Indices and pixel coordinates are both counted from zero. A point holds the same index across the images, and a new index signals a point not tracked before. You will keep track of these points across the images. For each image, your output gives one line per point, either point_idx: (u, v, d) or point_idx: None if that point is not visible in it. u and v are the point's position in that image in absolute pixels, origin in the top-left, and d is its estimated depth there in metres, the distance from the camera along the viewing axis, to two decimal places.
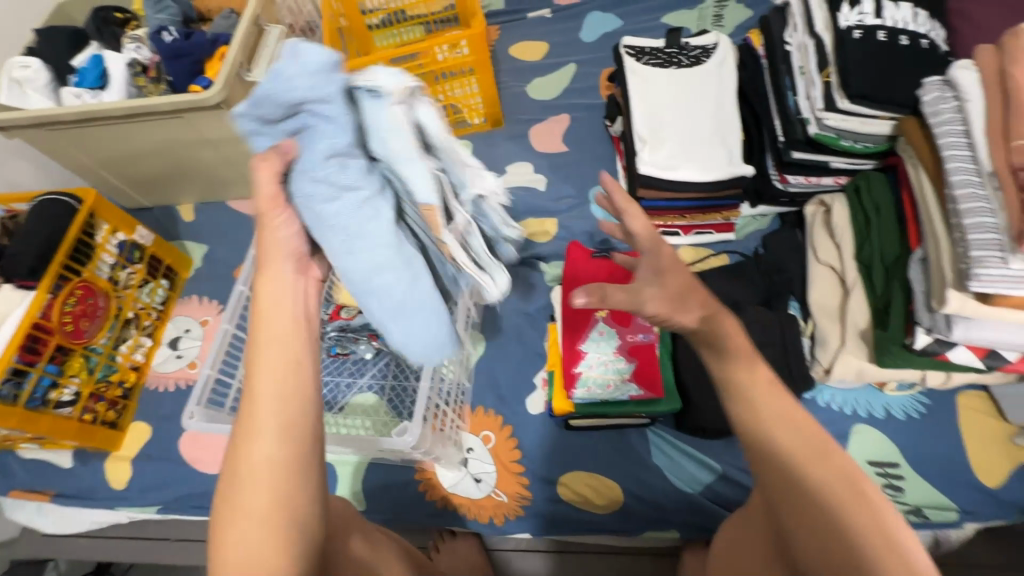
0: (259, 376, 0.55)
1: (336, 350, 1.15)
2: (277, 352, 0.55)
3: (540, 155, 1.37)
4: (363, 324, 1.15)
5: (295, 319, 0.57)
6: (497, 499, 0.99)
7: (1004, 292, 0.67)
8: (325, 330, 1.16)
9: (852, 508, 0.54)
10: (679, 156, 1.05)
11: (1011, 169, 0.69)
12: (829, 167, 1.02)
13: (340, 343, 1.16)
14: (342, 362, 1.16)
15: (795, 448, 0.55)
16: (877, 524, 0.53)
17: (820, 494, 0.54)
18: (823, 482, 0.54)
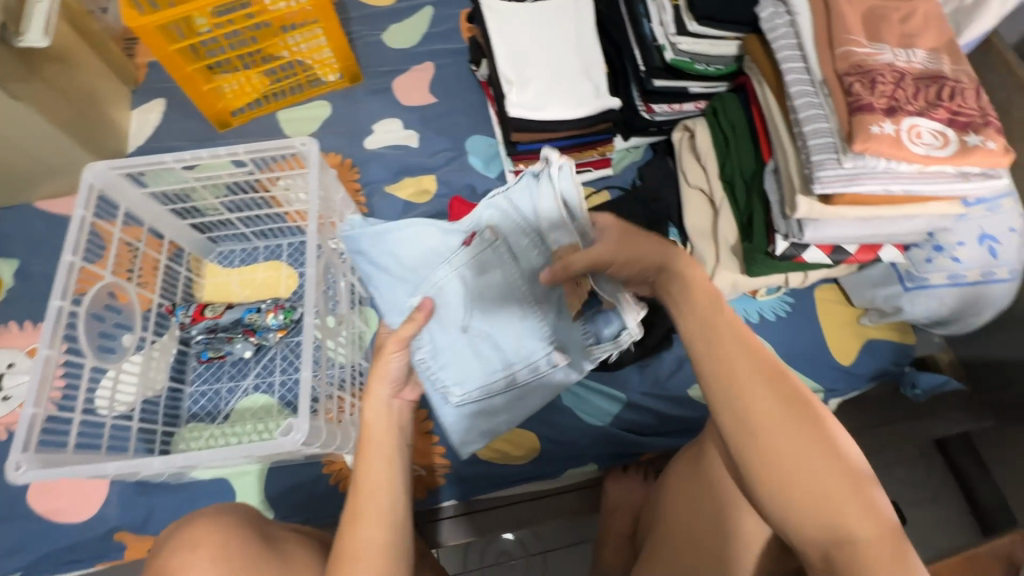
0: (371, 467, 0.65)
1: (209, 355, 1.01)
2: (386, 433, 0.68)
3: (408, 109, 1.27)
4: (234, 320, 1.02)
5: (399, 427, 0.70)
6: (416, 473, 0.96)
7: (842, 191, 0.73)
8: (190, 335, 1.02)
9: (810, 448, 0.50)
10: (547, 94, 1.02)
11: (838, 75, 0.75)
12: (688, 92, 1.05)
13: (210, 345, 1.02)
14: (218, 366, 1.03)
15: (756, 388, 0.52)
16: (834, 449, 0.50)
17: (781, 431, 0.50)
18: (777, 418, 0.51)
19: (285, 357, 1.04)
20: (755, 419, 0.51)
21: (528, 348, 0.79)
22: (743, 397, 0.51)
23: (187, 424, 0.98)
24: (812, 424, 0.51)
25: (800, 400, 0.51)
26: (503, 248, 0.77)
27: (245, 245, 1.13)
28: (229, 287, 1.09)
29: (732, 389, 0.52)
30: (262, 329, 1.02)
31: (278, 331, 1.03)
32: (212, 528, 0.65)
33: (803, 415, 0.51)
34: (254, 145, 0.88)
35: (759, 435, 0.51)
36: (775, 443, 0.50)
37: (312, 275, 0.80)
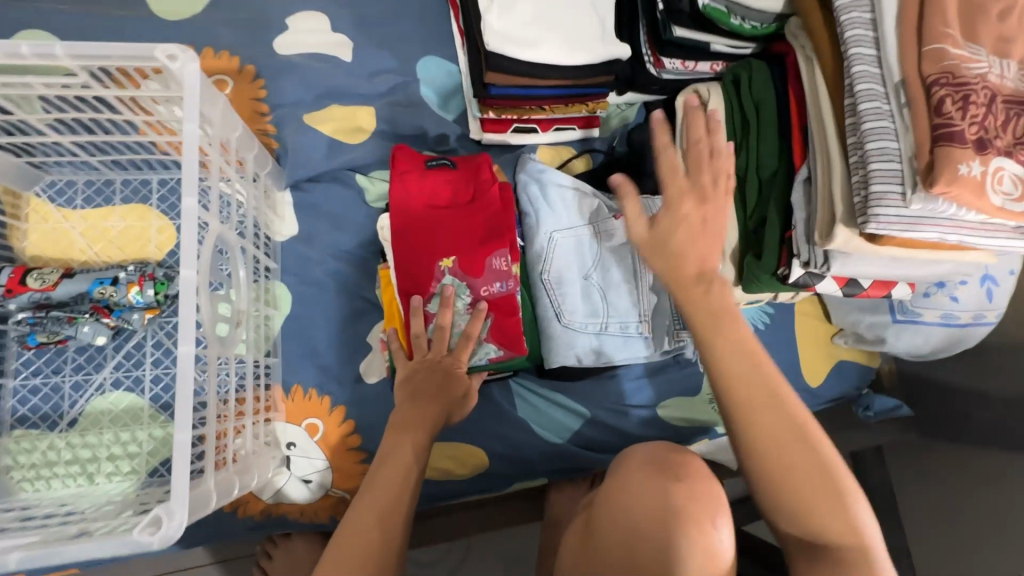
0: (354, 532, 0.62)
1: (38, 340, 0.73)
2: (388, 484, 0.67)
3: (338, 1, 0.93)
4: (74, 295, 0.72)
5: (403, 492, 0.67)
6: (337, 496, 0.80)
7: (895, 235, 0.60)
8: (6, 310, 0.71)
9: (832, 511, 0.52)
10: (540, 24, 0.77)
11: (923, 82, 0.59)
12: (709, 50, 0.83)
13: (40, 326, 0.73)
14: (57, 352, 0.75)
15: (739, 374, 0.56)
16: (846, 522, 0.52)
17: (791, 462, 0.53)
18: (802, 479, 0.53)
19: (157, 343, 0.77)
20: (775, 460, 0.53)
21: (623, 314, 0.82)
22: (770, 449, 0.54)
23: (12, 430, 0.73)
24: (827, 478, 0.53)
25: (816, 449, 0.54)
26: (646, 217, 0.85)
27: (92, 176, 0.80)
28: (69, 240, 0.78)
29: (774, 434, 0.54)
30: (120, 308, 0.74)
31: (145, 311, 0.75)
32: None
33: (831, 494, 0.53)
34: (88, 49, 0.54)
35: (794, 487, 0.53)
36: (783, 480, 0.53)
37: (193, 278, 0.53)
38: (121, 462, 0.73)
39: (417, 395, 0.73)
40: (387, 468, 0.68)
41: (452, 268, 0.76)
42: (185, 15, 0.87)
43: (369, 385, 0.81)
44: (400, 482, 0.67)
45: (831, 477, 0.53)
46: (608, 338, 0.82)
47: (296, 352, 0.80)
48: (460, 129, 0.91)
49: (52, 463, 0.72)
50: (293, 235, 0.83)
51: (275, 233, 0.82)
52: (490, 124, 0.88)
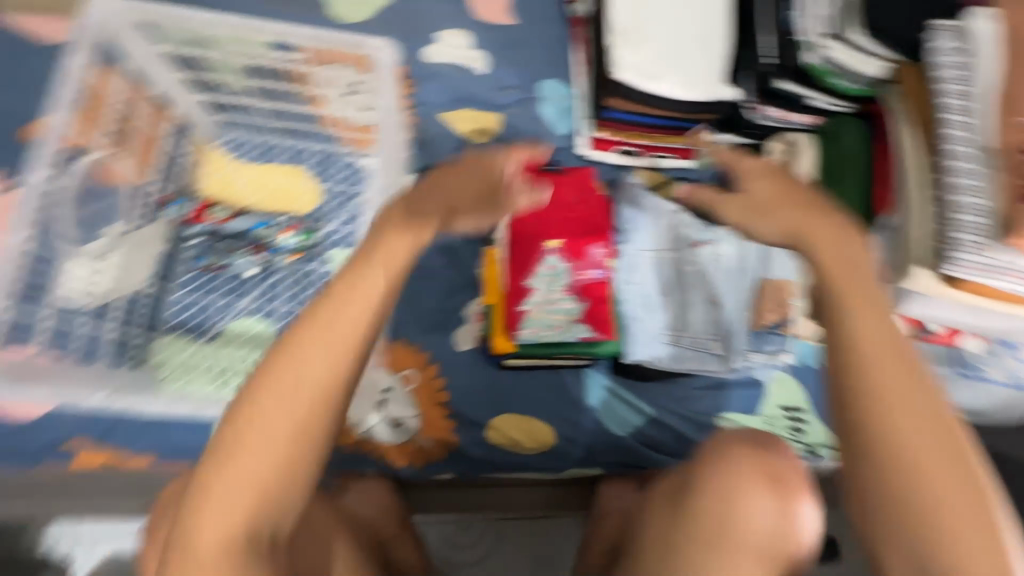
0: (274, 407, 0.53)
1: (206, 261, 0.87)
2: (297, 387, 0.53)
3: (481, 24, 1.08)
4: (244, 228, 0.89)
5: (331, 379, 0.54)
6: (418, 444, 0.89)
7: (974, 279, 0.68)
8: (186, 233, 0.87)
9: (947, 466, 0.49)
10: (663, 61, 0.88)
11: (1010, 149, 0.67)
12: (804, 104, 0.93)
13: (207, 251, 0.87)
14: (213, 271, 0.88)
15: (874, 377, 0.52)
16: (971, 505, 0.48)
17: (908, 434, 0.50)
18: (894, 385, 0.51)
19: (294, 281, 0.89)
20: (891, 425, 0.50)
21: (700, 325, 0.93)
22: (868, 378, 0.52)
23: (167, 333, 0.83)
24: (954, 444, 0.49)
25: (897, 424, 0.50)
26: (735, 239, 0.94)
27: (260, 138, 0.94)
28: (237, 186, 0.91)
29: (883, 362, 0.52)
30: (273, 247, 0.90)
31: (291, 254, 0.90)
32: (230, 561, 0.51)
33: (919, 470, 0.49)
34: (320, 32, 0.86)
35: (895, 460, 0.50)
36: (902, 442, 0.50)
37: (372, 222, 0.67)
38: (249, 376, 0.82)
39: (460, 200, 0.66)
40: (293, 381, 0.54)
41: (558, 250, 0.88)
42: (356, 20, 1.04)
43: (460, 350, 0.90)
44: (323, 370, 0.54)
45: (973, 476, 0.49)
46: (684, 348, 0.91)
47: (403, 311, 0.91)
48: (570, 144, 1.03)
49: (196, 364, 0.81)
50: None
51: None
52: (599, 142, 1.00)
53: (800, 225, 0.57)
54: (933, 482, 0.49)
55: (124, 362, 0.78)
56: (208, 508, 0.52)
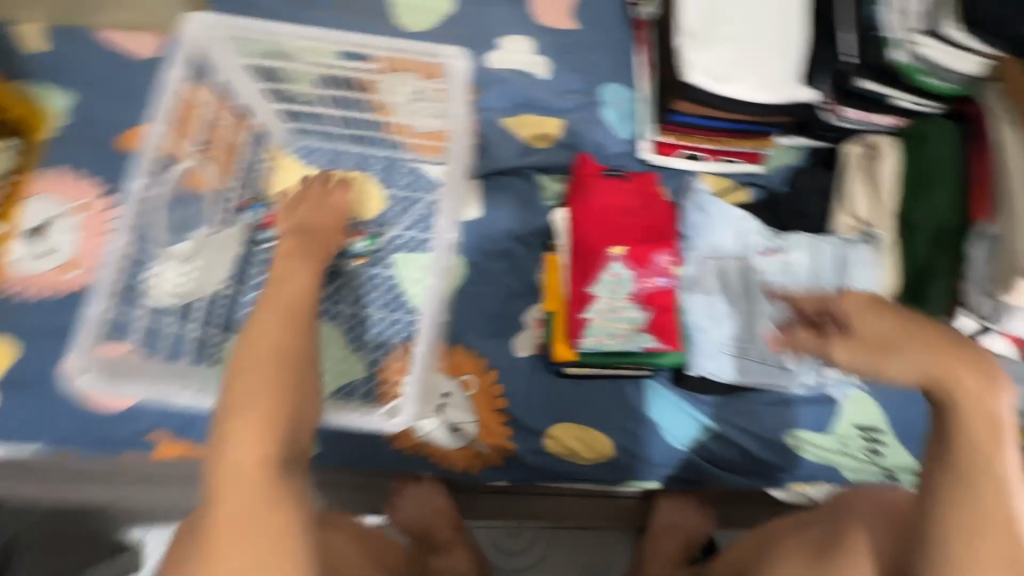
0: (237, 445, 0.54)
1: None
2: (263, 376, 0.57)
3: (543, 29, 1.07)
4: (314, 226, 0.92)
5: (281, 368, 0.58)
6: (475, 449, 0.89)
7: None
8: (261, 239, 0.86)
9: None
10: (735, 62, 0.85)
11: None
12: (890, 104, 0.87)
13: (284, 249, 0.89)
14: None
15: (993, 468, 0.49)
16: None
17: (975, 540, 0.48)
18: (979, 520, 0.48)
19: (356, 287, 0.92)
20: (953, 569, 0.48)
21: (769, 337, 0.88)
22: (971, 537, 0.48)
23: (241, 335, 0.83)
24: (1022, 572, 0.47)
25: (983, 504, 0.48)
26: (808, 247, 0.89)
27: (329, 145, 0.95)
28: None
29: (957, 517, 0.49)
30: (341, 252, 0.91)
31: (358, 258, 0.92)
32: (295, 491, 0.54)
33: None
34: (401, 44, 0.77)
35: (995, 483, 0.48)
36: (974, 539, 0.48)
37: None
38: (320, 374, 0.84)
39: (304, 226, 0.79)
40: (249, 388, 0.57)
41: (622, 257, 0.85)
42: (420, 26, 1.06)
43: (519, 357, 0.90)
44: (262, 361, 0.58)
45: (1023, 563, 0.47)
46: (750, 361, 0.88)
47: (463, 316, 0.92)
48: (632, 149, 1.01)
49: None
50: (476, 217, 0.95)
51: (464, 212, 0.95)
52: (663, 147, 0.97)
53: (943, 372, 0.49)
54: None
55: (202, 361, 0.79)
56: (225, 556, 0.50)
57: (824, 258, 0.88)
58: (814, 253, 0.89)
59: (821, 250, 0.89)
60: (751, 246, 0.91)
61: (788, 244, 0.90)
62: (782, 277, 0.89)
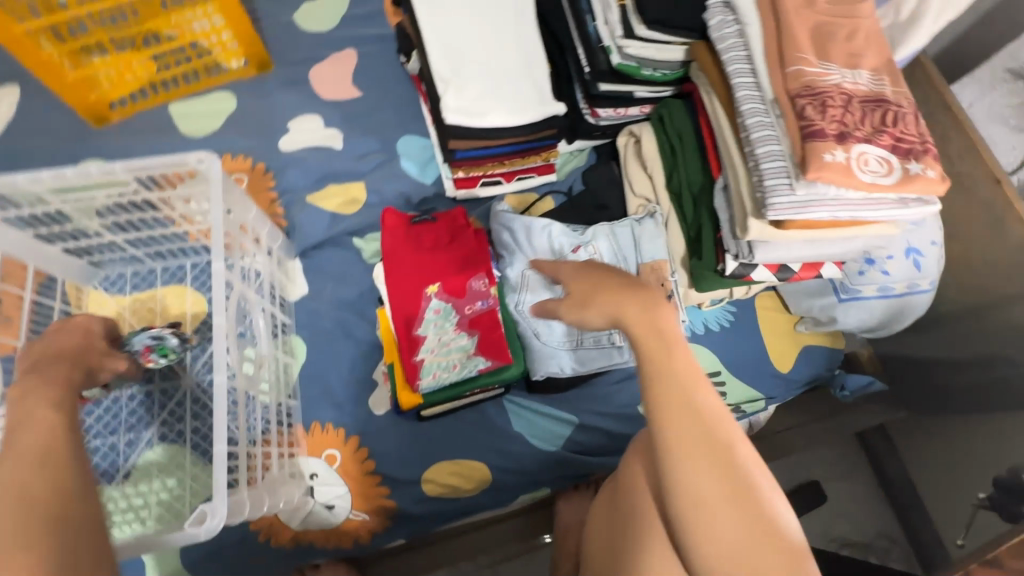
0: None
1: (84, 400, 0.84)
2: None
3: (328, 103, 1.13)
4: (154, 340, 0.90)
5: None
6: (358, 519, 0.88)
7: (793, 217, 0.73)
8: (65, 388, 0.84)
9: (746, 511, 0.43)
10: (487, 97, 0.94)
11: (789, 95, 0.73)
12: (633, 96, 0.99)
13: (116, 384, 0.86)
14: (115, 402, 0.89)
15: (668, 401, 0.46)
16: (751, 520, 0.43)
17: (690, 467, 0.45)
18: (687, 437, 0.45)
19: (195, 399, 0.91)
20: (679, 485, 0.45)
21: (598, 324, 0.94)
22: (671, 453, 0.45)
23: None
24: (741, 497, 0.44)
25: (692, 426, 0.45)
26: (609, 236, 0.98)
27: (137, 267, 0.97)
28: (119, 325, 0.93)
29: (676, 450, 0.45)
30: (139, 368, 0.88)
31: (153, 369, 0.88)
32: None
33: (742, 497, 0.44)
34: (139, 162, 0.72)
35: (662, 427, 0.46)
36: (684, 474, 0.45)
37: (221, 324, 0.67)
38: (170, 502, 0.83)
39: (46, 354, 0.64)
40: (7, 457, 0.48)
41: (438, 293, 0.90)
42: (207, 130, 1.08)
43: (377, 415, 0.91)
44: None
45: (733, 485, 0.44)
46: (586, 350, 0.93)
47: (313, 393, 0.92)
48: (438, 190, 1.08)
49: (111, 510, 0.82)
50: (303, 294, 0.98)
51: (290, 293, 0.97)
52: (461, 182, 1.04)
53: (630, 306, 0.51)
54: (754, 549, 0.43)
55: None
56: None
57: (624, 242, 0.97)
58: (615, 239, 0.97)
59: (620, 236, 0.97)
60: (561, 246, 0.97)
61: (593, 236, 0.98)
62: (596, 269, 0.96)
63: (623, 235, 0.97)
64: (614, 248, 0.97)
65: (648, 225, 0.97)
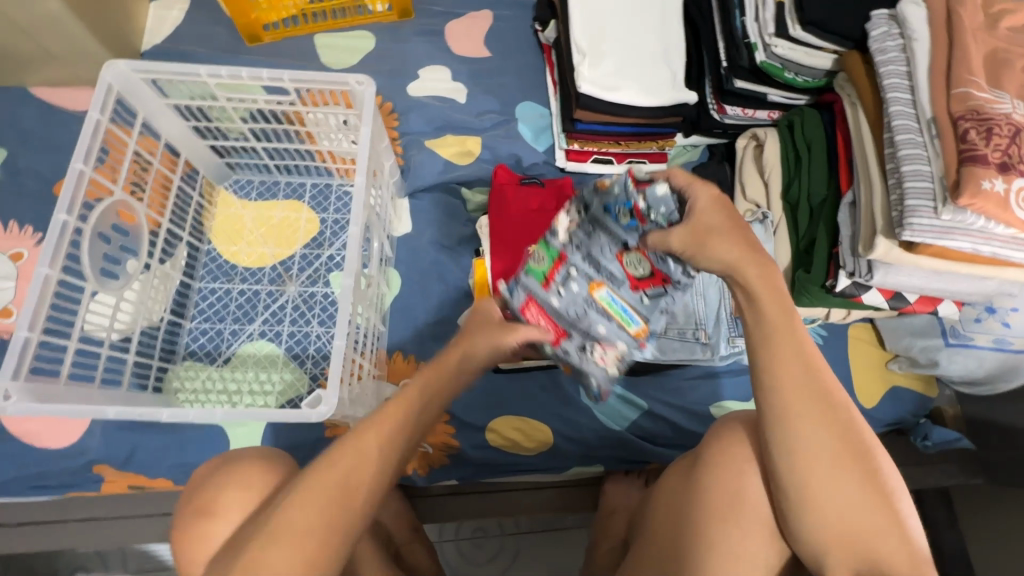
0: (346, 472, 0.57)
1: (219, 260, 0.98)
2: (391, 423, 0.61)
3: (459, 58, 1.17)
4: (566, 314, 0.70)
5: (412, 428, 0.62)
6: (420, 450, 0.92)
7: (930, 242, 0.70)
8: (205, 251, 0.98)
9: (856, 467, 0.55)
10: (621, 74, 0.95)
11: (951, 117, 0.70)
12: (766, 100, 0.98)
13: (593, 229, 0.68)
14: (225, 293, 0.97)
15: (795, 373, 0.58)
16: (867, 487, 0.55)
17: (809, 428, 0.56)
18: (806, 399, 0.57)
19: (295, 306, 0.97)
20: (798, 440, 0.56)
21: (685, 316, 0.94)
22: (792, 427, 0.57)
23: (183, 362, 0.91)
24: (856, 461, 0.55)
25: (814, 396, 0.57)
26: None
27: (265, 177, 1.04)
28: (240, 227, 1.00)
29: (790, 417, 0.57)
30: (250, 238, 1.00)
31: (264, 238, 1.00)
32: (267, 470, 0.65)
33: (859, 461, 0.55)
34: (303, 74, 0.77)
35: (783, 397, 0.57)
36: (804, 434, 0.56)
37: (354, 233, 0.72)
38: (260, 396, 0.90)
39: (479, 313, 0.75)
40: (429, 385, 0.66)
41: None
42: (346, 65, 1.15)
43: None
44: (419, 410, 0.63)
45: (855, 449, 0.55)
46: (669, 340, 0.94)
47: (399, 324, 0.97)
48: (548, 159, 1.10)
49: (208, 390, 0.89)
50: (407, 232, 1.03)
51: (395, 229, 1.02)
52: (574, 153, 1.07)
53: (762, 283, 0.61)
54: (883, 514, 0.54)
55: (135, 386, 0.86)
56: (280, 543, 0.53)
57: None
58: None
59: None
60: None
61: None
62: None
63: None
64: None
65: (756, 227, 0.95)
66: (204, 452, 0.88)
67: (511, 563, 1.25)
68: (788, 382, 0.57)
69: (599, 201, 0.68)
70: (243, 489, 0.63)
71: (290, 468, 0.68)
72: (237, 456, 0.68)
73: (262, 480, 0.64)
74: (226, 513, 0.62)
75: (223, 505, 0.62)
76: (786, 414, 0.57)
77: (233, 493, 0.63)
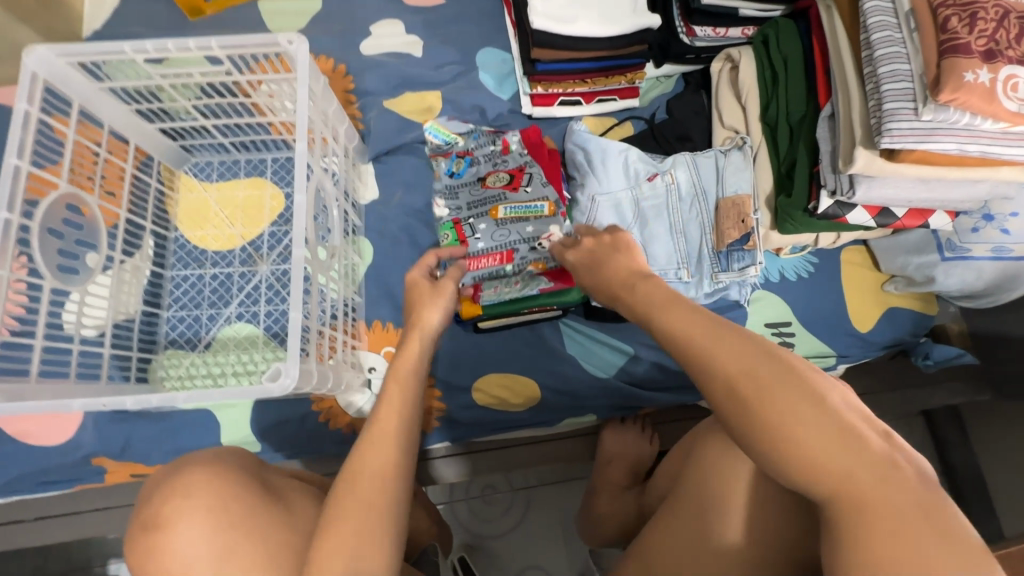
0: (361, 509, 0.54)
1: (187, 245, 0.97)
2: (394, 426, 0.62)
3: (411, 9, 1.11)
4: (498, 242, 0.89)
5: (408, 430, 0.62)
6: None
7: (912, 147, 0.65)
8: (173, 238, 0.97)
9: (792, 390, 0.44)
10: (576, 6, 0.91)
11: (931, 5, 0.63)
12: (737, 15, 0.92)
13: (455, 189, 0.94)
14: (197, 279, 0.96)
15: (693, 322, 0.50)
16: (820, 422, 0.42)
17: (723, 361, 0.46)
18: (710, 335, 0.48)
19: (269, 286, 0.96)
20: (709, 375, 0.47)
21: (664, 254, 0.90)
22: (701, 359, 0.48)
23: (164, 351, 0.92)
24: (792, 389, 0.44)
25: (725, 338, 0.48)
26: (690, 164, 0.92)
27: (223, 157, 1.01)
28: (205, 212, 0.98)
29: (695, 353, 0.48)
30: (214, 221, 0.98)
31: (229, 215, 0.98)
32: (208, 475, 0.59)
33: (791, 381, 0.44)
34: (232, 39, 0.73)
35: (687, 344, 0.49)
36: (712, 367, 0.47)
37: (302, 202, 0.69)
38: (243, 378, 0.89)
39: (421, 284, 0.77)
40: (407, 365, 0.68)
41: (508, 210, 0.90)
42: (294, 30, 1.09)
43: None
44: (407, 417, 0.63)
45: (784, 372, 0.44)
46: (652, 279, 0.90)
47: (374, 293, 0.95)
48: (513, 107, 1.05)
49: (193, 376, 0.89)
50: (374, 199, 0.99)
51: (361, 196, 0.99)
52: (540, 98, 1.00)
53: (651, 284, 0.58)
54: (838, 454, 0.41)
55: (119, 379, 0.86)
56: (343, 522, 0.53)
57: (702, 179, 0.91)
58: (700, 168, 0.91)
59: (705, 167, 0.91)
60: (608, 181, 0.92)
61: (670, 163, 0.93)
62: (676, 197, 0.91)
63: (707, 167, 0.91)
64: (694, 180, 0.91)
65: (736, 155, 0.90)
66: (196, 438, 0.90)
67: (522, 519, 1.27)
68: (688, 329, 0.50)
69: (444, 180, 0.94)
70: (180, 499, 0.58)
71: (237, 467, 0.62)
72: (184, 460, 0.62)
73: (203, 488, 0.58)
74: (170, 529, 0.56)
75: (169, 518, 0.57)
76: (690, 351, 0.49)
77: (174, 503, 0.57)
